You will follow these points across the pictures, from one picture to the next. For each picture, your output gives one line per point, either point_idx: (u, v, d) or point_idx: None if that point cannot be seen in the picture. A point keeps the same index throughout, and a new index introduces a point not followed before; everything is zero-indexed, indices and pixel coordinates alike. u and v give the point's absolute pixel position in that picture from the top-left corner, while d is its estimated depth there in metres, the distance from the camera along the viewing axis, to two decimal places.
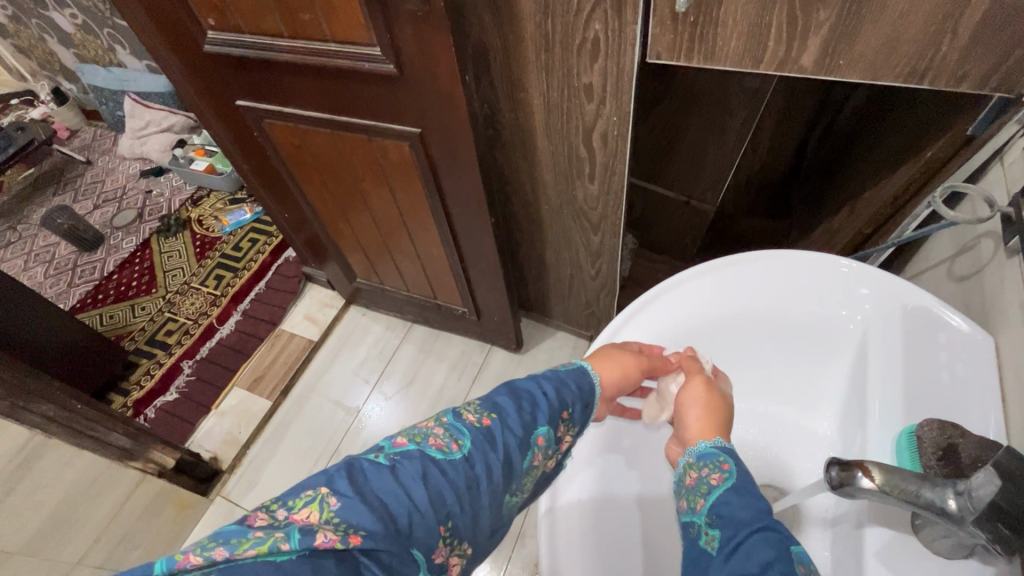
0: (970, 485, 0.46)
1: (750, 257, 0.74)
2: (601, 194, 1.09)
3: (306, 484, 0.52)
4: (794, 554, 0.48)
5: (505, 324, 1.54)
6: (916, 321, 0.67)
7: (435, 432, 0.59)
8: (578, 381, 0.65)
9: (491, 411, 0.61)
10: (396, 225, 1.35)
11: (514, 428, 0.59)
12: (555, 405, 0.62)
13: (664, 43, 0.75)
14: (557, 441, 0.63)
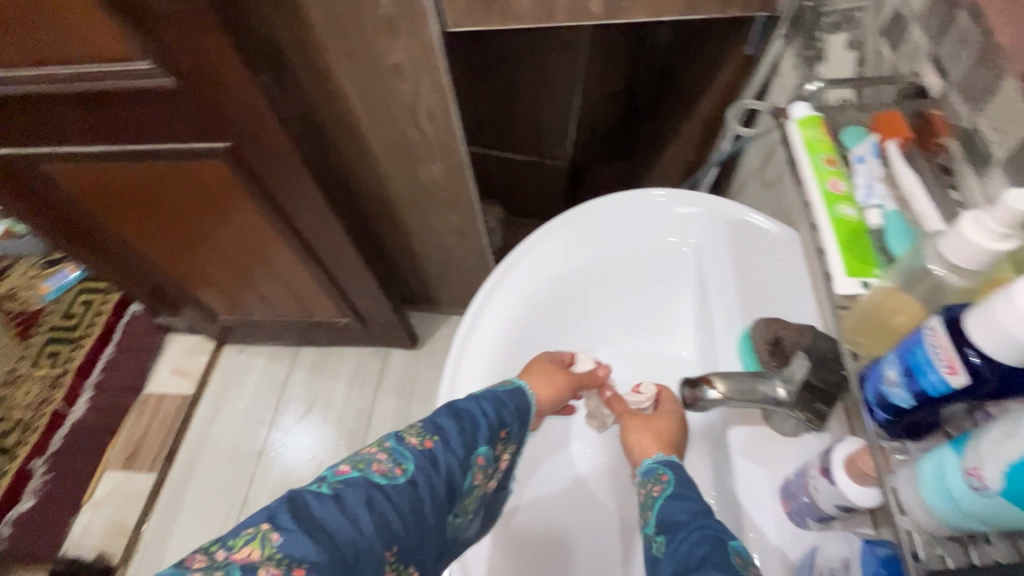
0: (792, 371, 0.52)
1: (584, 206, 0.76)
2: (449, 176, 1.08)
3: (244, 522, 0.45)
4: (731, 546, 0.48)
5: (392, 323, 1.48)
6: (739, 234, 0.74)
7: (379, 455, 0.53)
8: (515, 402, 0.61)
9: (435, 432, 0.55)
10: (249, 252, 1.22)
11: (456, 449, 0.55)
12: (494, 423, 0.58)
13: None
14: (497, 458, 0.59)
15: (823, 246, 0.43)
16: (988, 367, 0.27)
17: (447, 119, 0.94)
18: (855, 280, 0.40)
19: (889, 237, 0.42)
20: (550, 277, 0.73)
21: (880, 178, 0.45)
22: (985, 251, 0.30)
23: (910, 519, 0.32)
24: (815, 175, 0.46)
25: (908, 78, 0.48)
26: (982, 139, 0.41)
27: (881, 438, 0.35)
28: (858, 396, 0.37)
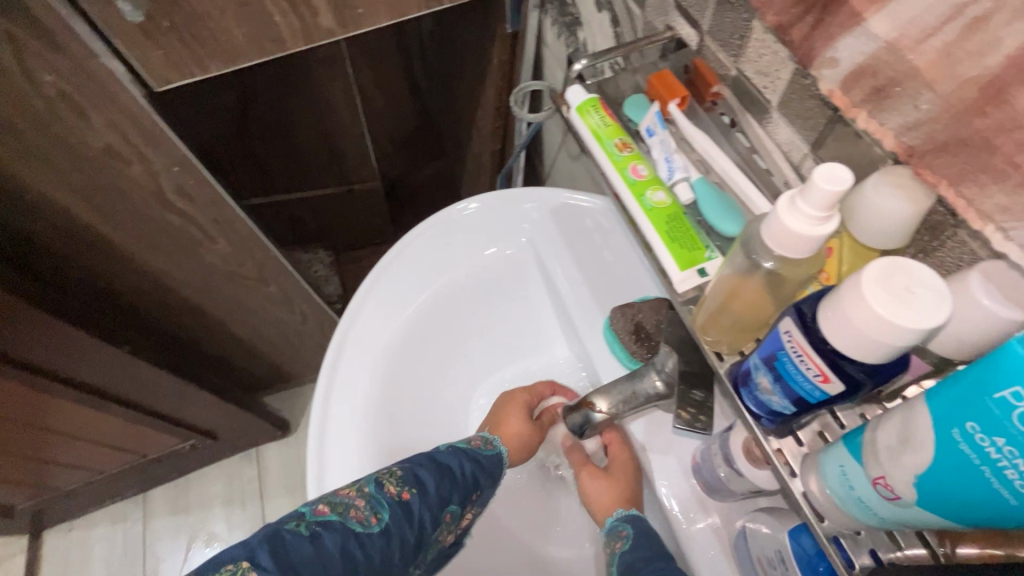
0: (660, 361, 0.47)
1: (391, 253, 0.62)
2: (237, 249, 0.79)
3: (216, 558, 0.39)
4: None
5: (248, 425, 1.19)
6: (566, 216, 0.65)
7: (355, 503, 0.44)
8: (490, 464, 0.53)
9: (413, 484, 0.47)
10: (29, 428, 0.85)
11: (433, 505, 0.47)
12: (471, 481, 0.50)
13: (154, 62, 0.50)
14: (469, 523, 0.51)
15: (648, 240, 0.39)
16: (856, 369, 0.23)
17: (216, 187, 0.67)
18: (691, 271, 0.36)
19: (704, 209, 0.38)
20: (385, 352, 0.58)
21: (676, 148, 0.40)
22: (802, 238, 0.25)
23: (829, 523, 0.28)
24: (614, 165, 0.41)
25: (664, 33, 0.45)
26: (750, 85, 0.38)
27: (771, 437, 0.31)
28: (736, 400, 0.32)
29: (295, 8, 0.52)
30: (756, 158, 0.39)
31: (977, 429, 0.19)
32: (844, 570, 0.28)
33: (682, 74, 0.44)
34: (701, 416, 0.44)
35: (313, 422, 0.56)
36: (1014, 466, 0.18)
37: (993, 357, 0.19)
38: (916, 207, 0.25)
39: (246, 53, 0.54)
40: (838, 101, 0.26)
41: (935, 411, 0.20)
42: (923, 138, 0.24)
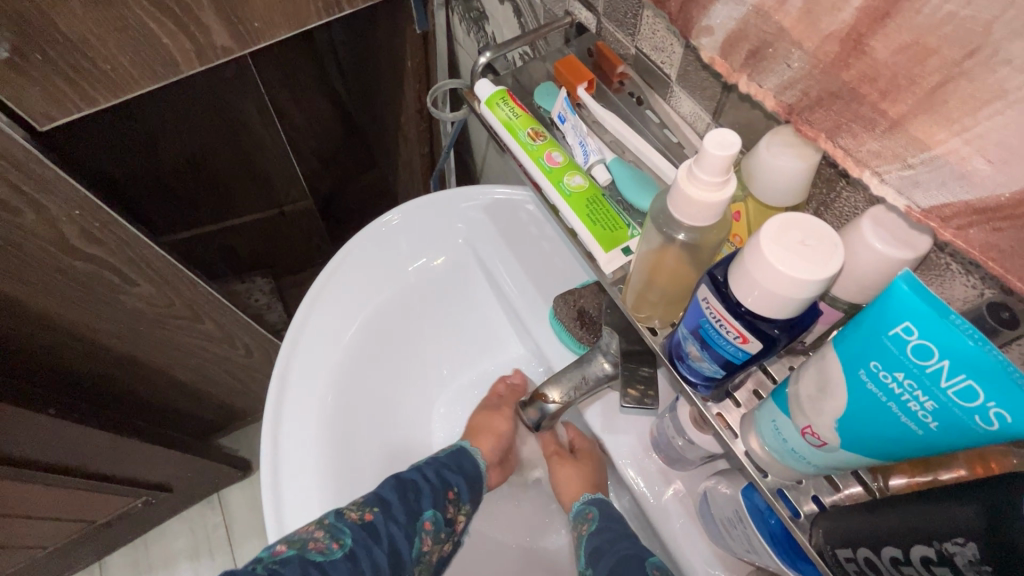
0: (603, 343, 0.48)
1: (314, 286, 0.57)
2: (162, 290, 0.73)
3: None
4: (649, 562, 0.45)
5: (204, 472, 1.13)
6: (499, 212, 0.63)
7: (314, 534, 0.46)
8: (460, 462, 0.57)
9: (375, 503, 0.49)
10: None
11: (399, 516, 0.50)
12: (438, 484, 0.54)
13: (31, 101, 0.46)
14: (450, 523, 0.54)
15: (572, 227, 0.39)
16: (770, 326, 0.24)
17: (124, 225, 0.63)
18: (616, 251, 0.37)
19: (622, 189, 0.38)
20: (328, 390, 0.55)
21: (588, 130, 0.40)
22: (704, 206, 0.26)
23: (772, 478, 0.29)
24: (529, 155, 0.41)
25: (564, 19, 0.45)
26: (651, 62, 0.39)
27: (710, 403, 0.32)
28: (673, 373, 0.33)
29: (184, 28, 0.49)
30: (667, 132, 0.39)
31: (880, 368, 0.19)
32: (791, 520, 0.29)
33: (587, 59, 0.44)
34: (651, 390, 0.44)
35: (264, 483, 0.52)
36: (915, 398, 0.19)
37: (884, 297, 0.19)
38: (807, 162, 0.26)
39: (138, 80, 0.50)
40: (720, 67, 0.27)
41: (843, 356, 0.21)
42: (799, 96, 0.24)
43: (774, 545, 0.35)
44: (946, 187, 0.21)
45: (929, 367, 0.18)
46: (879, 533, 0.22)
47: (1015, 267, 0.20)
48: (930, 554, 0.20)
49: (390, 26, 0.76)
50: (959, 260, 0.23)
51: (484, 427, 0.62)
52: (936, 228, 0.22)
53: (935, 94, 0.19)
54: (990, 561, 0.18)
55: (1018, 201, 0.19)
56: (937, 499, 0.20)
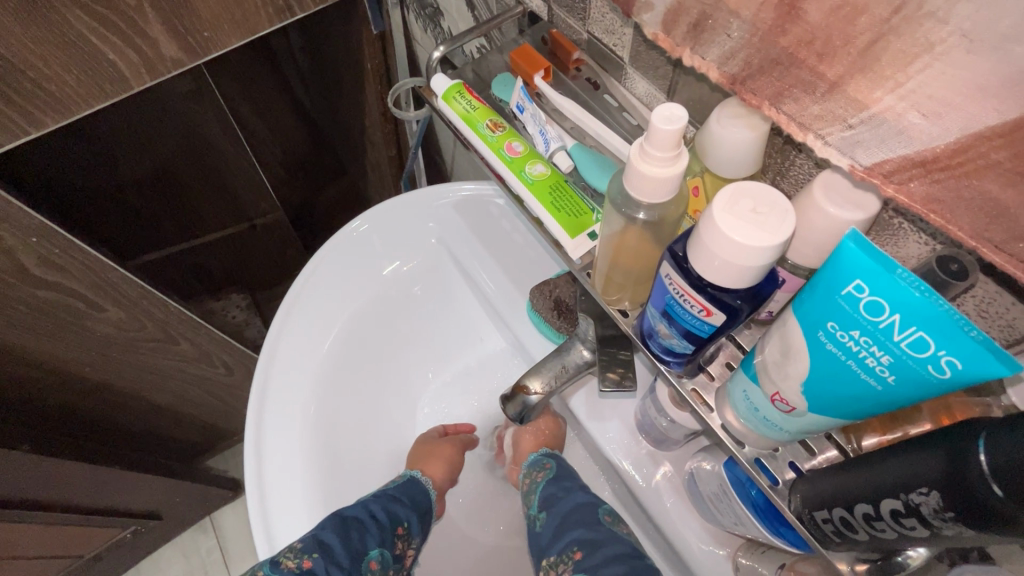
0: (582, 331, 0.48)
1: (285, 301, 0.56)
2: (132, 314, 0.72)
3: None
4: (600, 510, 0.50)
5: (193, 496, 1.11)
6: (469, 210, 0.63)
7: None
8: (410, 495, 0.57)
9: (315, 548, 0.48)
10: None
11: (342, 560, 0.49)
12: (385, 521, 0.53)
13: None
14: (397, 559, 0.54)
15: (537, 215, 0.39)
16: (730, 296, 0.24)
17: (86, 250, 0.61)
18: (582, 236, 0.37)
19: (585, 174, 0.38)
20: (310, 405, 0.54)
21: (548, 119, 0.40)
22: (660, 180, 0.26)
23: (749, 448, 0.29)
24: (489, 147, 0.40)
25: (516, 8, 0.45)
26: (604, 45, 0.39)
27: (684, 378, 0.32)
28: (646, 352, 0.33)
29: (130, 41, 0.47)
30: (626, 115, 0.39)
31: (838, 327, 0.20)
32: (770, 489, 0.28)
33: (542, 47, 0.43)
34: (630, 372, 0.44)
35: (251, 507, 0.51)
36: (872, 354, 0.19)
37: (834, 257, 0.19)
38: (756, 132, 0.26)
39: (85, 99, 0.49)
40: (664, 42, 0.27)
41: (803, 319, 0.21)
42: (741, 66, 0.24)
43: (758, 513, 0.36)
44: (887, 145, 0.21)
45: (882, 322, 0.18)
46: (851, 491, 0.22)
47: (955, 217, 0.20)
48: (899, 506, 0.20)
49: (346, 29, 0.75)
50: (909, 218, 0.24)
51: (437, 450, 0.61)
52: (880, 184, 0.22)
53: (869, 52, 0.20)
54: (951, 506, 0.18)
55: (953, 151, 0.19)
56: (899, 453, 0.21)
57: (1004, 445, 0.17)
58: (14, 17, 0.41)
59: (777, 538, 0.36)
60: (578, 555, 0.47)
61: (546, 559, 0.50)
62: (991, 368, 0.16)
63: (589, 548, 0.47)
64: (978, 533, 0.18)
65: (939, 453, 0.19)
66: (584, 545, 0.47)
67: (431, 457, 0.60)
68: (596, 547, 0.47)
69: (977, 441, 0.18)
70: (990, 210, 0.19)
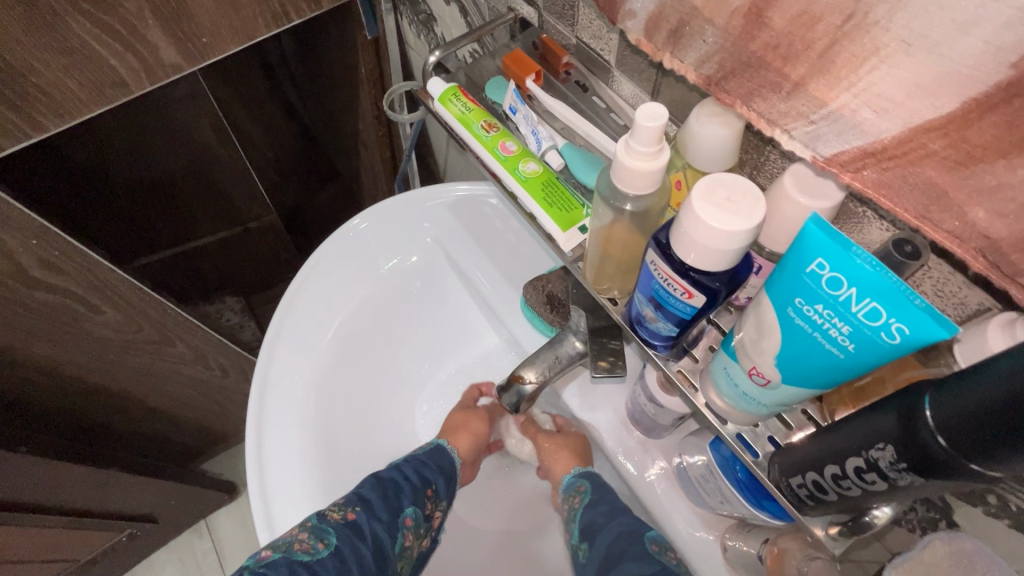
0: (574, 323, 0.49)
1: (285, 298, 0.58)
2: (130, 315, 0.73)
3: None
4: (646, 538, 0.48)
5: (189, 499, 1.11)
6: (463, 209, 0.64)
7: (298, 536, 0.48)
8: (437, 461, 0.59)
9: (357, 502, 0.51)
10: None
11: (382, 514, 0.52)
12: (417, 482, 0.56)
13: None
14: (428, 518, 0.56)
15: (531, 211, 0.41)
16: (710, 279, 0.26)
17: (85, 252, 0.62)
18: (573, 230, 0.39)
19: (575, 171, 0.40)
20: (309, 398, 0.55)
21: (540, 120, 0.42)
22: (645, 173, 0.28)
23: (732, 424, 0.31)
24: (484, 146, 0.42)
25: (508, 15, 0.47)
26: (592, 50, 0.41)
27: (671, 361, 0.34)
28: (635, 338, 0.35)
29: (131, 47, 0.49)
30: (613, 116, 0.41)
31: (804, 303, 0.22)
32: (752, 462, 0.30)
33: (533, 52, 0.45)
34: (619, 361, 0.47)
35: (253, 497, 0.52)
36: (834, 325, 0.21)
37: (799, 239, 0.21)
38: (732, 129, 0.28)
39: (86, 103, 0.50)
40: (646, 47, 0.30)
41: (774, 297, 0.23)
42: (715, 68, 0.27)
43: (741, 488, 0.39)
44: (844, 138, 0.23)
45: (840, 296, 0.20)
46: (821, 454, 0.25)
47: (902, 201, 0.23)
48: (862, 463, 0.23)
49: (340, 35, 0.76)
50: (871, 208, 0.26)
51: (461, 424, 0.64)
52: (837, 172, 0.24)
53: (825, 55, 0.22)
54: (903, 458, 0.21)
55: (899, 142, 0.22)
56: (860, 414, 0.23)
57: (943, 400, 0.19)
58: (20, 24, 0.42)
59: (760, 511, 0.38)
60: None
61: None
62: (933, 334, 0.19)
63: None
64: (926, 481, 0.20)
65: (893, 411, 0.21)
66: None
67: (461, 430, 0.63)
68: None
69: (923, 399, 0.20)
70: (931, 193, 0.22)
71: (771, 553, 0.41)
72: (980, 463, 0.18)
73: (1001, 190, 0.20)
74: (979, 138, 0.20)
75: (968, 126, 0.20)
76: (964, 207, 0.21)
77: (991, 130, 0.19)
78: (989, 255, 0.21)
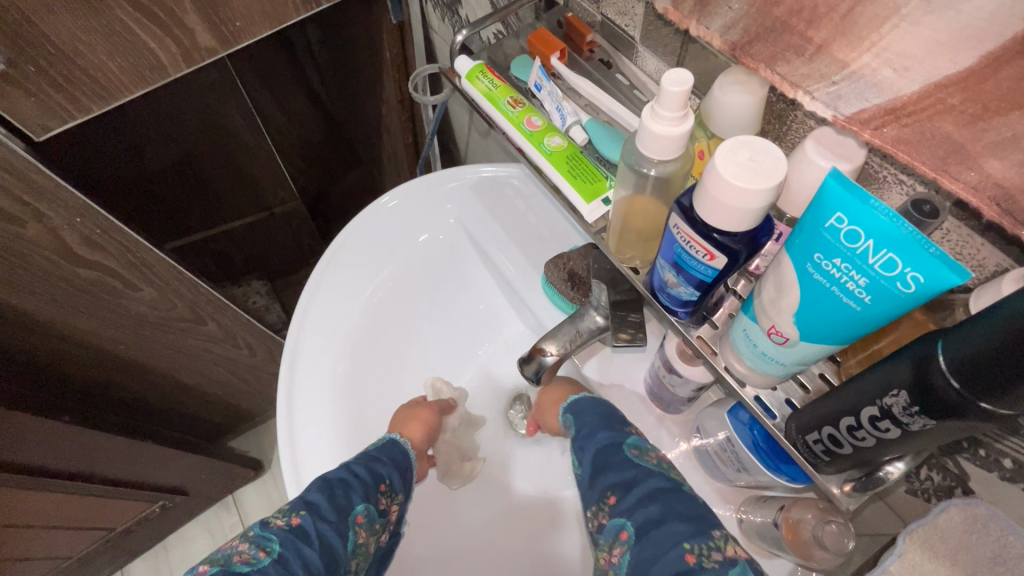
0: (595, 297, 0.51)
1: (317, 272, 0.60)
2: (164, 294, 0.76)
3: None
4: (626, 446, 0.49)
5: (216, 473, 1.15)
6: (487, 191, 0.66)
7: (238, 548, 0.47)
8: (390, 454, 0.55)
9: (302, 507, 0.50)
10: None
11: (328, 515, 0.49)
12: (369, 479, 0.53)
13: (27, 110, 0.48)
14: (383, 514, 0.53)
15: (556, 184, 0.42)
16: (731, 241, 0.27)
17: (125, 231, 0.65)
18: (597, 202, 0.40)
19: (599, 146, 0.41)
20: (337, 366, 0.57)
21: (564, 96, 0.43)
22: (668, 139, 0.29)
23: (751, 387, 0.32)
24: (510, 122, 0.44)
25: None
26: (617, 26, 0.42)
27: (691, 328, 0.35)
28: (657, 305, 0.36)
29: (170, 31, 0.51)
30: (636, 92, 0.42)
31: (822, 258, 0.23)
32: (770, 424, 0.32)
33: (558, 30, 0.46)
34: (639, 333, 0.48)
35: (282, 455, 0.55)
36: (851, 278, 0.22)
37: (819, 195, 0.22)
38: (755, 96, 0.29)
39: (127, 85, 0.52)
40: (673, 15, 0.31)
41: (794, 254, 0.24)
42: (741, 34, 0.28)
43: (760, 454, 0.40)
44: (864, 97, 0.25)
45: (858, 248, 0.21)
46: (837, 408, 0.26)
47: (920, 156, 0.24)
48: (876, 412, 0.24)
49: (366, 18, 0.78)
50: (892, 171, 0.27)
51: (417, 413, 0.60)
52: (858, 131, 0.25)
53: (848, 17, 0.23)
54: (917, 403, 0.22)
55: (918, 99, 0.23)
56: (877, 365, 0.24)
57: (955, 346, 0.20)
58: (68, 7, 0.44)
59: (778, 475, 0.39)
60: (613, 499, 0.46)
61: (589, 510, 0.49)
62: (945, 280, 0.20)
63: (623, 491, 0.46)
64: (939, 422, 0.22)
65: (907, 358, 0.23)
66: (617, 488, 0.47)
67: (411, 419, 0.60)
68: (628, 487, 0.46)
69: (936, 345, 0.21)
70: (948, 146, 0.23)
71: (786, 522, 0.42)
72: (991, 401, 0.20)
73: (1017, 141, 0.21)
74: (995, 92, 0.20)
75: (985, 80, 0.20)
76: (979, 159, 0.22)
77: (1008, 82, 0.20)
78: (1004, 205, 0.22)
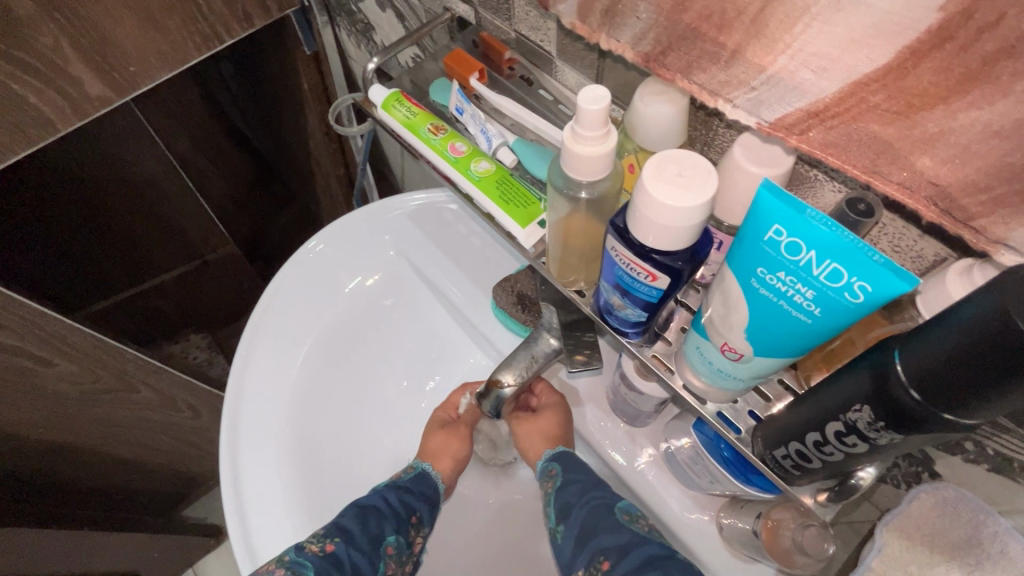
0: (546, 320, 0.49)
1: (253, 321, 0.56)
2: (86, 365, 0.69)
3: None
4: (617, 509, 0.47)
5: (170, 549, 1.05)
6: (426, 218, 0.62)
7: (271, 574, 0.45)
8: (422, 486, 0.55)
9: (335, 533, 0.48)
10: None
11: (361, 544, 0.49)
12: (401, 510, 0.53)
13: None
14: (412, 545, 0.53)
15: (488, 211, 0.39)
16: (671, 259, 0.26)
17: (27, 303, 0.58)
18: (533, 225, 0.38)
19: (529, 166, 0.40)
20: (284, 425, 0.53)
21: (487, 117, 0.41)
22: (595, 158, 0.28)
23: (711, 403, 0.31)
24: (434, 150, 0.41)
25: (444, 15, 0.46)
26: (531, 42, 0.40)
27: (645, 347, 0.33)
28: (606, 327, 0.34)
29: (52, 83, 0.45)
30: (561, 108, 0.40)
31: (766, 272, 0.22)
32: (735, 439, 0.30)
33: (473, 51, 0.45)
34: (595, 354, 0.47)
35: (235, 532, 0.50)
36: (798, 291, 0.21)
37: (754, 207, 0.21)
38: (677, 104, 0.28)
39: (9, 147, 0.46)
40: (582, 30, 0.30)
41: (736, 270, 0.23)
42: (653, 45, 0.27)
43: (728, 466, 0.39)
44: (786, 101, 0.24)
45: (800, 260, 0.20)
46: (802, 422, 0.25)
47: (850, 157, 0.23)
48: (841, 427, 0.23)
49: (280, 49, 0.74)
50: (822, 170, 0.26)
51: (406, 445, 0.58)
52: (785, 136, 0.25)
53: (758, 19, 0.22)
54: (881, 417, 0.21)
55: (839, 100, 0.22)
56: (835, 375, 0.23)
57: (916, 356, 0.20)
58: None
59: (749, 487, 0.39)
60: (606, 565, 0.44)
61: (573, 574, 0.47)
62: (894, 288, 0.18)
63: (617, 556, 0.44)
64: (905, 436, 0.21)
65: (866, 368, 0.22)
66: (611, 553, 0.44)
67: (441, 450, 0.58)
68: (622, 554, 0.44)
69: (892, 354, 0.21)
70: (877, 146, 0.22)
71: (766, 527, 0.41)
72: (954, 412, 0.19)
73: (945, 136, 0.20)
74: (916, 87, 0.20)
75: (905, 75, 0.20)
76: (911, 156, 0.22)
77: (928, 76, 0.19)
78: (940, 203, 0.22)
